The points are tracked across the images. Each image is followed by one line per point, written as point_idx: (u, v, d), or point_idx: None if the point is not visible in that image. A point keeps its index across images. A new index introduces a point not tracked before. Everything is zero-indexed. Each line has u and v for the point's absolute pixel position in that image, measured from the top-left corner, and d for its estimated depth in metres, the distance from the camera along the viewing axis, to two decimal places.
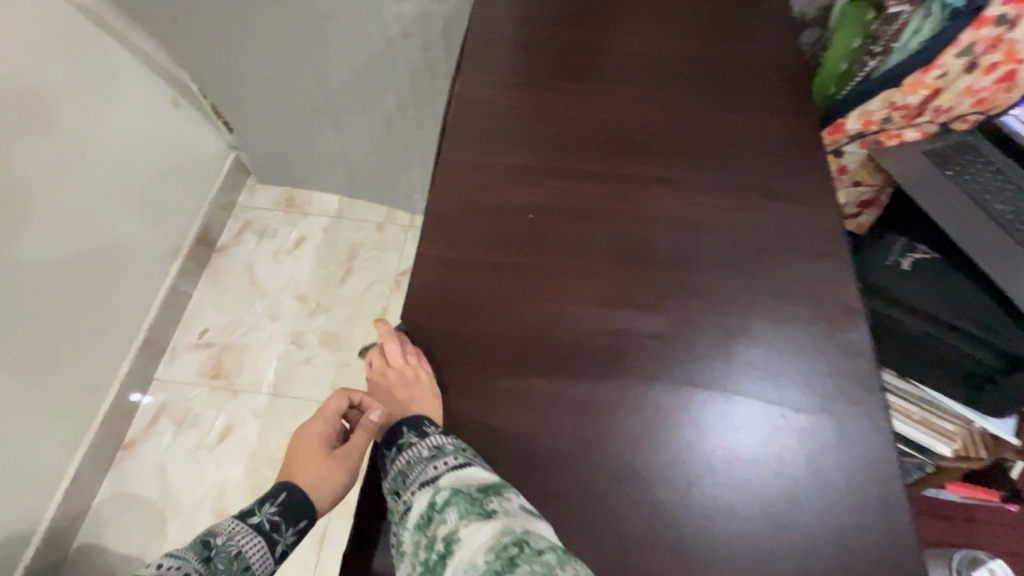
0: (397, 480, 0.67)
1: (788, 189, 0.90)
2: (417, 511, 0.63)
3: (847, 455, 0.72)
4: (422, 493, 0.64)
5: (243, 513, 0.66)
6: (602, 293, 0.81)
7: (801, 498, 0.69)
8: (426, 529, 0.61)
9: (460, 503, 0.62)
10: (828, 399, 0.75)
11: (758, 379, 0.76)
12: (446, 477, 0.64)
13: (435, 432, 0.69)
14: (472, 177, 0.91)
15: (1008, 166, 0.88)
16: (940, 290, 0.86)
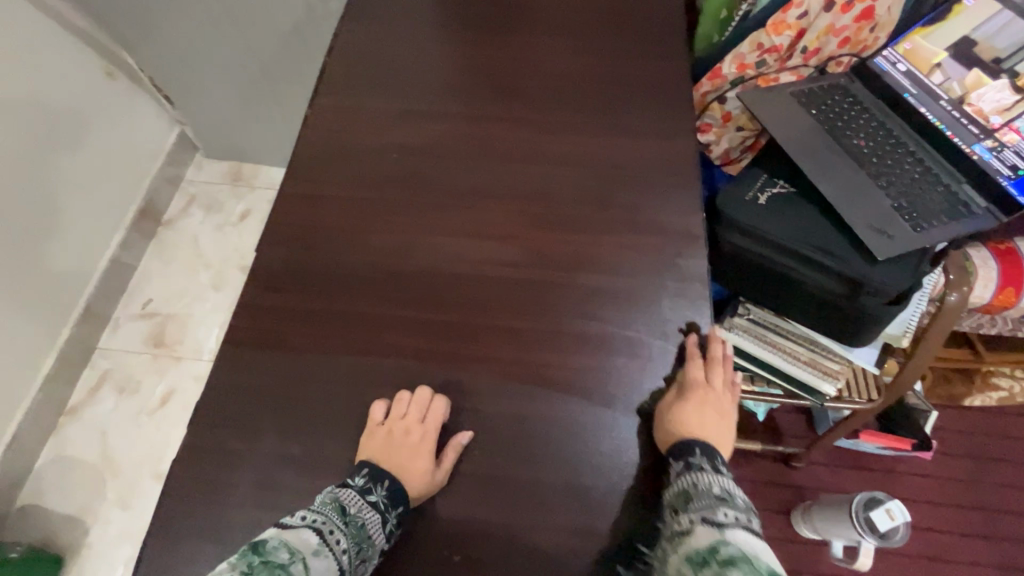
0: (678, 497, 0.55)
1: (654, 146, 0.75)
2: (697, 544, 0.51)
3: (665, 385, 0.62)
4: (705, 528, 0.51)
5: (366, 487, 0.57)
6: (443, 265, 0.69)
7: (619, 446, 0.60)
8: (699, 569, 0.48)
9: (744, 568, 0.47)
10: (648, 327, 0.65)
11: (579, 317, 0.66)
12: (740, 533, 0.51)
13: (728, 477, 0.57)
14: (332, 128, 0.77)
15: (875, 106, 0.82)
16: (798, 222, 0.72)
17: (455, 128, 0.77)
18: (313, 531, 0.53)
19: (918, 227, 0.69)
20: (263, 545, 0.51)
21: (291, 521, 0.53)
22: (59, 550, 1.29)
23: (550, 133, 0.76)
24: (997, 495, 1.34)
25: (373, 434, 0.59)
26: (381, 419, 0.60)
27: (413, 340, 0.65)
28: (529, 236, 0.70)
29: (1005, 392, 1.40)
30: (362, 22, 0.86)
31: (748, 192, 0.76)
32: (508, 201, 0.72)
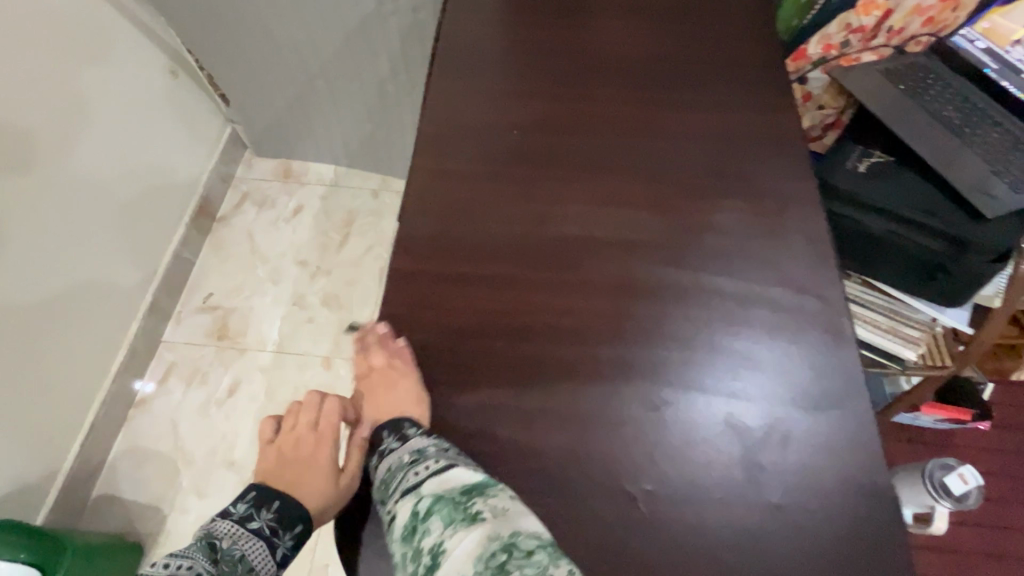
0: (382, 488, 0.57)
1: (757, 118, 0.79)
2: (403, 521, 0.53)
3: (797, 334, 0.64)
4: (404, 501, 0.54)
5: (246, 515, 0.63)
6: (574, 229, 0.71)
7: (762, 393, 0.61)
8: (412, 540, 0.52)
9: (442, 510, 0.52)
10: (775, 279, 0.67)
11: (710, 275, 0.67)
12: (430, 483, 0.54)
13: (417, 433, 0.59)
14: (450, 106, 0.81)
15: (961, 81, 0.86)
16: (897, 187, 0.77)
17: (568, 104, 0.81)
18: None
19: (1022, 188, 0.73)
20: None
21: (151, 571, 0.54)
22: (138, 538, 1.30)
23: (660, 107, 0.80)
24: None
25: (285, 453, 0.70)
26: (268, 439, 0.72)
27: (556, 296, 0.67)
28: (655, 199, 0.73)
29: None
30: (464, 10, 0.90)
31: (848, 163, 0.80)
32: (628, 170, 0.75)
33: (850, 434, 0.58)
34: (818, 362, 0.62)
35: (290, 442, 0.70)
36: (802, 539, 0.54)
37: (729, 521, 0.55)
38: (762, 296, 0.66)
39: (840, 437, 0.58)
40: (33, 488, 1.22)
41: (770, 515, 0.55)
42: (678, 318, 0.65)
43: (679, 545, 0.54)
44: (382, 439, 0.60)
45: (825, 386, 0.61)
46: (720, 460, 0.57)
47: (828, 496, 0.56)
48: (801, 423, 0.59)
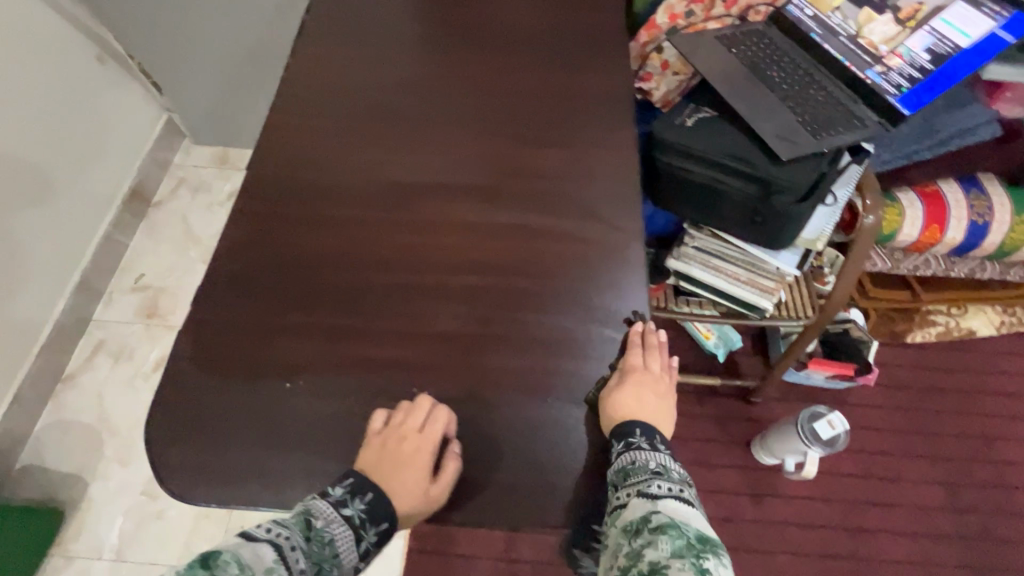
0: (618, 474, 0.59)
1: (591, 77, 0.86)
2: (630, 516, 0.56)
3: (595, 264, 0.71)
4: (640, 500, 0.57)
5: (343, 500, 0.58)
6: (410, 177, 0.77)
7: (557, 314, 0.68)
8: (633, 538, 0.54)
9: (674, 537, 0.53)
10: (581, 217, 0.73)
11: (526, 214, 0.74)
12: (673, 502, 0.57)
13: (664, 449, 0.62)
14: (313, 71, 0.87)
15: (792, 48, 0.93)
16: (717, 137, 0.84)
17: (422, 70, 0.88)
18: (274, 546, 0.53)
19: (820, 134, 0.81)
20: (214, 558, 0.50)
21: (255, 534, 0.54)
22: (59, 504, 1.35)
23: (506, 70, 0.87)
24: (938, 419, 1.45)
25: (374, 445, 0.60)
26: (383, 424, 0.60)
27: (384, 235, 0.73)
28: (488, 150, 0.79)
29: (942, 327, 1.54)
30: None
31: (676, 117, 0.87)
32: (468, 126, 0.82)
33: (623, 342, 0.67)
34: (608, 284, 0.69)
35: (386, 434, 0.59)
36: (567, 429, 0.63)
37: (508, 416, 0.63)
38: (567, 229, 0.73)
39: (613, 344, 0.67)
40: None
41: (543, 410, 0.63)
42: (490, 251, 0.71)
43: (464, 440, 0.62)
44: (629, 433, 0.61)
45: (612, 307, 0.68)
46: (507, 368, 0.65)
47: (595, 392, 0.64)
48: (583, 335, 0.67)
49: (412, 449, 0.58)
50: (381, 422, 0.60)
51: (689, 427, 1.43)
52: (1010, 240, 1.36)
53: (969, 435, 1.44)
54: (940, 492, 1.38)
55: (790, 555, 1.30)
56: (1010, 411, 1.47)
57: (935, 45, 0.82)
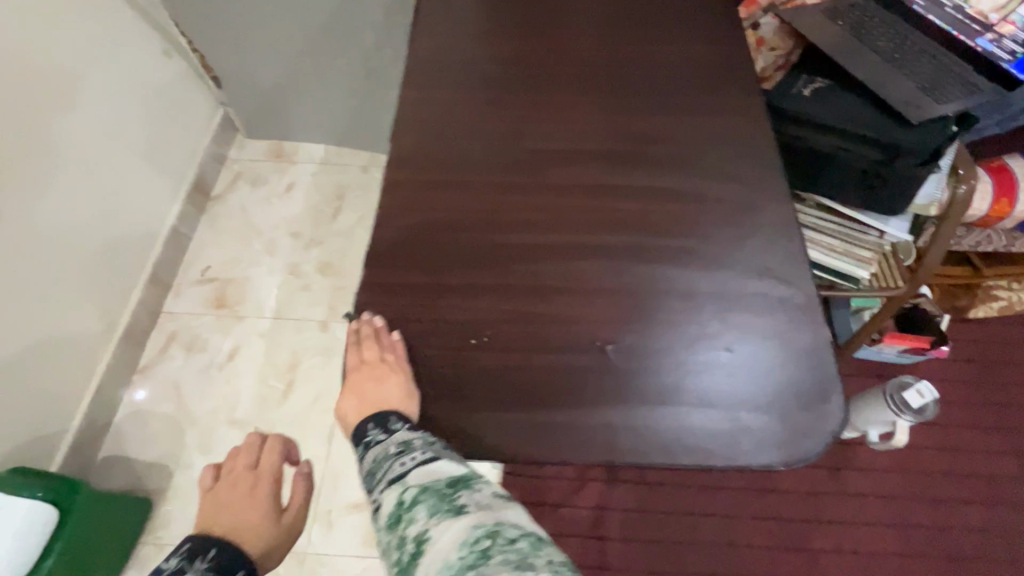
0: (369, 477, 0.58)
1: (713, 48, 0.88)
2: (387, 510, 0.55)
3: (744, 221, 0.72)
4: (390, 490, 0.55)
5: (179, 567, 0.66)
6: (552, 145, 0.79)
7: (717, 269, 0.69)
8: (395, 529, 0.53)
9: (427, 500, 0.53)
10: (727, 179, 0.75)
11: (671, 179, 0.76)
12: (418, 470, 0.55)
13: (404, 428, 0.59)
14: (437, 46, 0.89)
15: (889, 17, 0.95)
16: (836, 104, 0.86)
17: (542, 44, 0.89)
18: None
19: (943, 101, 0.83)
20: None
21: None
22: (147, 493, 1.36)
23: (625, 43, 0.89)
24: (1006, 392, 1.48)
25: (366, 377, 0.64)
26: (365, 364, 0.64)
27: (535, 203, 0.75)
28: (622, 119, 0.81)
29: (1004, 302, 1.55)
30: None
31: (793, 88, 0.89)
32: (598, 97, 0.84)
33: (790, 293, 0.67)
34: (762, 240, 0.71)
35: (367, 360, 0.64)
36: (752, 375, 0.62)
37: (689, 367, 0.62)
38: (714, 191, 0.74)
39: (780, 296, 0.67)
40: (42, 446, 1.27)
41: (723, 361, 0.63)
42: (641, 216, 0.73)
43: (649, 390, 0.61)
44: (366, 436, 0.60)
45: (771, 257, 0.69)
46: (680, 322, 0.65)
47: (772, 343, 0.64)
48: (748, 289, 0.67)
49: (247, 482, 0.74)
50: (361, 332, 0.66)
51: None
52: None
53: None
54: (1014, 461, 1.40)
55: (872, 526, 1.32)
56: None
57: None
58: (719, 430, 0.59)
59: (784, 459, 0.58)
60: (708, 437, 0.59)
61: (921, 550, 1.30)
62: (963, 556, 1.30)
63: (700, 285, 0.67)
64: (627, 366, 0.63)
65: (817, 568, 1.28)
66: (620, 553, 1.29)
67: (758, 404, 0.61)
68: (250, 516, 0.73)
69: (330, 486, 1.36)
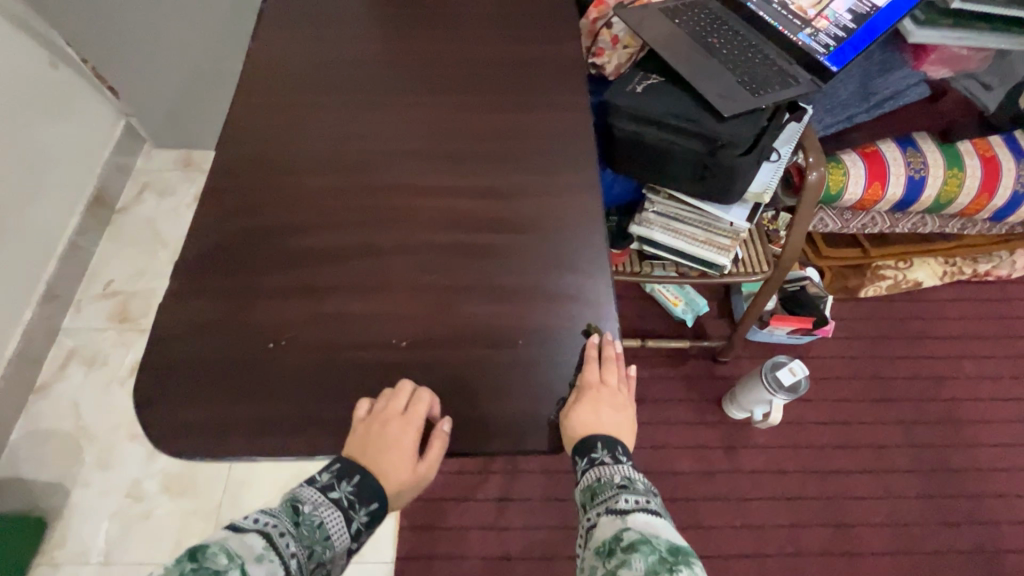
0: (591, 497, 0.65)
1: (544, 48, 0.90)
2: (603, 536, 0.60)
3: (555, 214, 0.76)
4: (610, 517, 0.61)
5: (328, 484, 0.63)
6: (379, 149, 0.81)
7: (522, 264, 0.73)
8: (607, 558, 0.58)
9: (646, 551, 0.56)
10: (545, 176, 0.78)
11: (491, 178, 0.78)
12: (641, 516, 0.61)
13: (626, 463, 0.67)
14: (276, 54, 0.89)
15: (727, 14, 0.99)
16: (663, 100, 0.89)
17: (383, 49, 0.91)
18: (262, 534, 0.56)
19: (759, 93, 0.87)
20: (202, 551, 0.52)
21: (242, 526, 0.57)
22: (42, 513, 1.33)
23: (465, 45, 0.91)
24: (893, 365, 1.56)
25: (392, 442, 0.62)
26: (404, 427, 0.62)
27: (356, 205, 0.76)
28: (452, 120, 0.84)
29: (892, 280, 1.63)
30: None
31: (627, 86, 0.93)
32: (431, 98, 0.86)
33: (585, 285, 0.72)
34: (566, 234, 0.74)
35: (379, 427, 0.61)
36: (546, 366, 0.68)
37: (489, 363, 0.67)
38: (527, 187, 0.78)
39: (576, 289, 0.72)
40: None
41: (517, 351, 0.68)
42: (458, 216, 0.76)
43: (445, 382, 0.66)
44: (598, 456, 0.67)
45: (575, 250, 0.73)
46: (481, 314, 0.70)
47: (566, 334, 0.69)
48: (549, 284, 0.71)
49: (395, 429, 0.61)
50: (365, 410, 0.63)
51: (662, 388, 1.50)
52: (946, 191, 1.45)
53: (921, 376, 1.55)
54: (899, 430, 1.47)
55: (765, 500, 1.38)
56: (957, 352, 1.58)
57: (856, 7, 0.90)
58: (511, 418, 0.65)
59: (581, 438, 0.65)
60: (502, 426, 0.65)
61: (810, 520, 1.36)
62: (850, 524, 1.36)
63: (504, 280, 0.71)
64: (429, 359, 0.67)
65: (711, 544, 1.33)
66: (520, 542, 1.31)
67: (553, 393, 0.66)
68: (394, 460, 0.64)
69: (231, 494, 1.35)
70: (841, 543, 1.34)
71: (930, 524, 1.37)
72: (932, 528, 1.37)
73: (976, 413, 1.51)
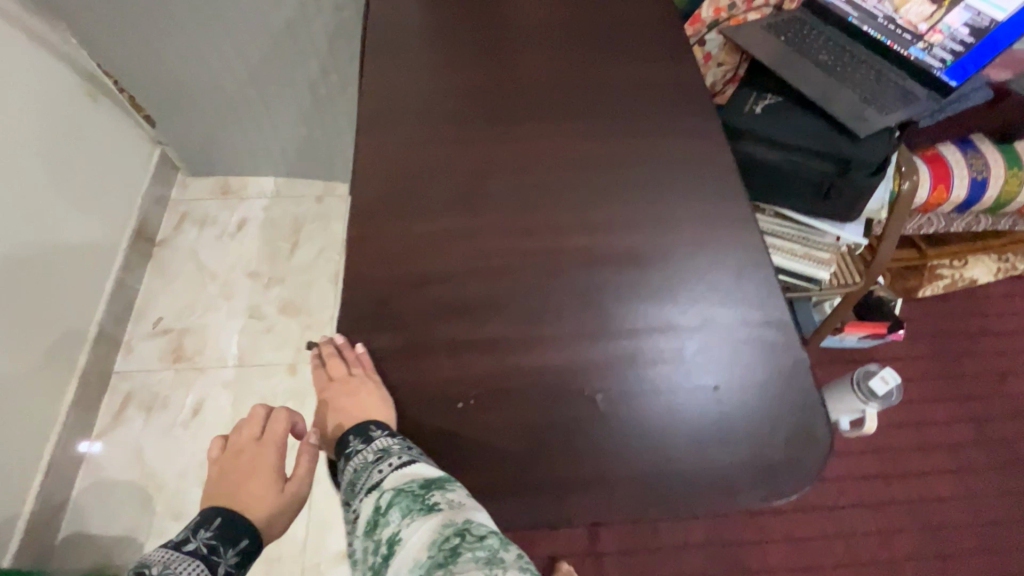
0: (345, 489, 0.60)
1: (663, 71, 0.88)
2: (364, 516, 0.56)
3: (715, 248, 0.73)
4: (368, 496, 0.57)
5: (182, 539, 0.65)
6: (518, 186, 0.78)
7: (694, 304, 0.69)
8: (373, 534, 0.55)
9: (402, 502, 0.55)
10: (698, 209, 0.76)
11: (641, 213, 0.76)
12: (395, 475, 0.57)
13: (382, 435, 0.60)
14: (390, 88, 0.86)
15: (831, 30, 0.99)
16: (786, 121, 0.88)
17: (498, 76, 0.88)
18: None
19: (883, 110, 0.87)
20: None
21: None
22: (114, 569, 1.27)
23: (580, 70, 0.89)
24: (958, 364, 1.57)
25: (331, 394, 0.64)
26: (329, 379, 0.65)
27: (506, 248, 0.73)
28: (585, 150, 0.81)
29: (950, 279, 1.65)
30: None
31: (745, 105, 0.91)
32: (558, 127, 0.83)
33: (764, 315, 0.69)
34: (729, 263, 0.72)
35: (236, 456, 0.71)
36: (741, 409, 0.64)
37: (686, 413, 0.63)
38: (681, 219, 0.75)
39: (756, 318, 0.68)
40: None
41: (706, 399, 0.64)
42: (614, 256, 0.72)
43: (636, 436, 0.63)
44: (346, 446, 0.62)
45: (745, 284, 0.70)
46: (662, 361, 0.66)
47: (757, 374, 0.65)
48: (727, 318, 0.68)
49: (246, 454, 0.71)
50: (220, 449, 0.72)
51: None
52: (1006, 192, 1.46)
53: (987, 374, 1.56)
54: (972, 430, 1.49)
55: (851, 508, 1.38)
56: (1017, 347, 1.61)
57: (973, 20, 0.87)
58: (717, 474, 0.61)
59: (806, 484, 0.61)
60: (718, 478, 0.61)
61: (897, 526, 1.36)
62: (936, 527, 1.37)
63: (680, 323, 0.68)
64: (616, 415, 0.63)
65: (805, 556, 1.32)
66: (616, 566, 1.30)
67: (751, 442, 0.62)
68: (271, 482, 0.70)
69: (313, 538, 1.30)
70: (930, 547, 1.35)
71: (1013, 523, 1.38)
72: (1015, 526, 1.38)
73: None
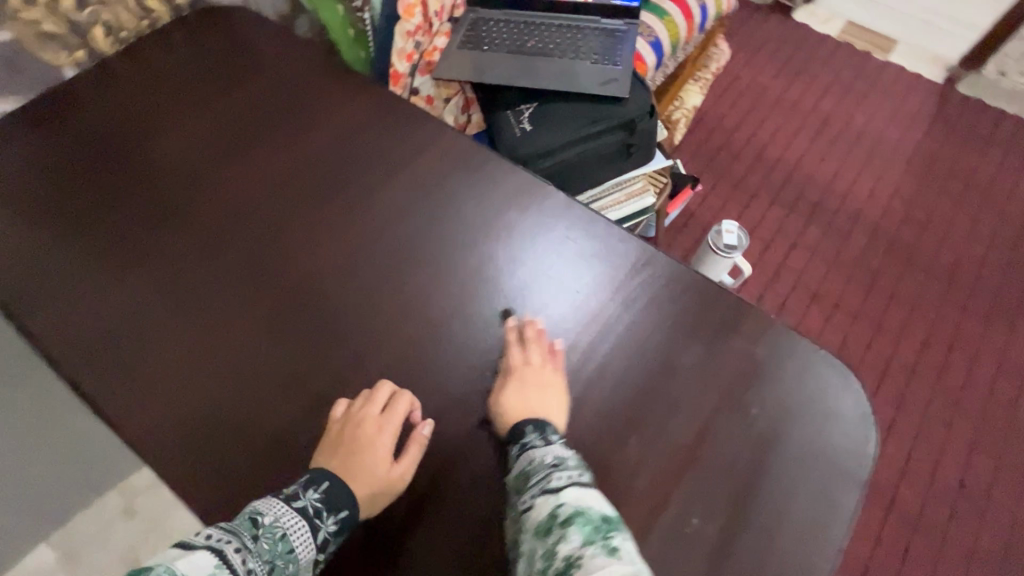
0: (520, 480, 0.54)
1: (431, 160, 0.78)
2: (538, 517, 0.50)
3: (640, 278, 0.68)
4: (544, 497, 0.51)
5: None
6: (422, 391, 0.62)
7: (671, 345, 0.63)
8: (544, 539, 0.48)
9: (582, 525, 0.48)
10: (598, 253, 0.70)
11: (558, 291, 0.67)
12: (575, 491, 0.51)
13: (560, 440, 0.56)
14: (175, 415, 0.61)
15: (509, 15, 0.99)
16: (557, 121, 0.86)
17: (289, 286, 0.68)
18: (214, 551, 0.46)
19: (617, 60, 0.90)
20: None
21: (193, 542, 0.46)
22: None
23: (354, 217, 0.73)
24: (734, 170, 1.88)
25: (514, 378, 0.60)
26: (524, 361, 0.61)
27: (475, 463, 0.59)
28: (449, 292, 0.68)
29: (683, 117, 1.90)
30: (60, 296, 0.67)
31: (510, 126, 0.87)
32: (399, 289, 0.68)
33: (728, 312, 0.65)
34: (666, 290, 0.67)
35: None
36: (785, 397, 0.60)
37: (758, 446, 0.58)
38: (558, 291, 0.67)
39: (717, 326, 0.64)
40: None
41: (760, 416, 0.59)
42: (577, 353, 0.64)
43: (753, 506, 0.55)
44: (522, 440, 0.56)
45: (686, 292, 0.66)
46: (699, 426, 0.59)
47: (766, 362, 0.62)
48: (702, 334, 0.64)
49: None
50: None
51: None
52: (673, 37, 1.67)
53: (754, 166, 1.88)
54: (778, 207, 1.81)
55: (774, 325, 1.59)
56: (751, 129, 1.96)
57: None
58: (827, 466, 0.57)
59: (872, 425, 0.59)
60: (827, 486, 0.56)
61: (802, 310, 1.63)
62: (819, 289, 1.66)
63: (682, 371, 0.62)
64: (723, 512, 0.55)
65: None
66: None
67: (815, 415, 0.59)
68: None
69: None
70: (828, 307, 1.63)
71: (844, 243, 1.74)
72: (849, 250, 1.73)
73: (795, 156, 1.91)
